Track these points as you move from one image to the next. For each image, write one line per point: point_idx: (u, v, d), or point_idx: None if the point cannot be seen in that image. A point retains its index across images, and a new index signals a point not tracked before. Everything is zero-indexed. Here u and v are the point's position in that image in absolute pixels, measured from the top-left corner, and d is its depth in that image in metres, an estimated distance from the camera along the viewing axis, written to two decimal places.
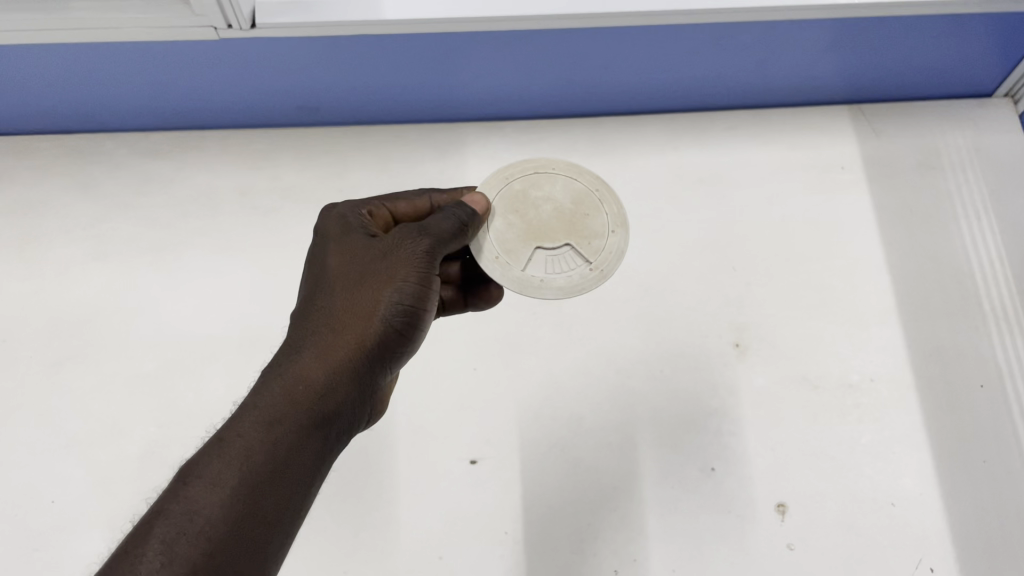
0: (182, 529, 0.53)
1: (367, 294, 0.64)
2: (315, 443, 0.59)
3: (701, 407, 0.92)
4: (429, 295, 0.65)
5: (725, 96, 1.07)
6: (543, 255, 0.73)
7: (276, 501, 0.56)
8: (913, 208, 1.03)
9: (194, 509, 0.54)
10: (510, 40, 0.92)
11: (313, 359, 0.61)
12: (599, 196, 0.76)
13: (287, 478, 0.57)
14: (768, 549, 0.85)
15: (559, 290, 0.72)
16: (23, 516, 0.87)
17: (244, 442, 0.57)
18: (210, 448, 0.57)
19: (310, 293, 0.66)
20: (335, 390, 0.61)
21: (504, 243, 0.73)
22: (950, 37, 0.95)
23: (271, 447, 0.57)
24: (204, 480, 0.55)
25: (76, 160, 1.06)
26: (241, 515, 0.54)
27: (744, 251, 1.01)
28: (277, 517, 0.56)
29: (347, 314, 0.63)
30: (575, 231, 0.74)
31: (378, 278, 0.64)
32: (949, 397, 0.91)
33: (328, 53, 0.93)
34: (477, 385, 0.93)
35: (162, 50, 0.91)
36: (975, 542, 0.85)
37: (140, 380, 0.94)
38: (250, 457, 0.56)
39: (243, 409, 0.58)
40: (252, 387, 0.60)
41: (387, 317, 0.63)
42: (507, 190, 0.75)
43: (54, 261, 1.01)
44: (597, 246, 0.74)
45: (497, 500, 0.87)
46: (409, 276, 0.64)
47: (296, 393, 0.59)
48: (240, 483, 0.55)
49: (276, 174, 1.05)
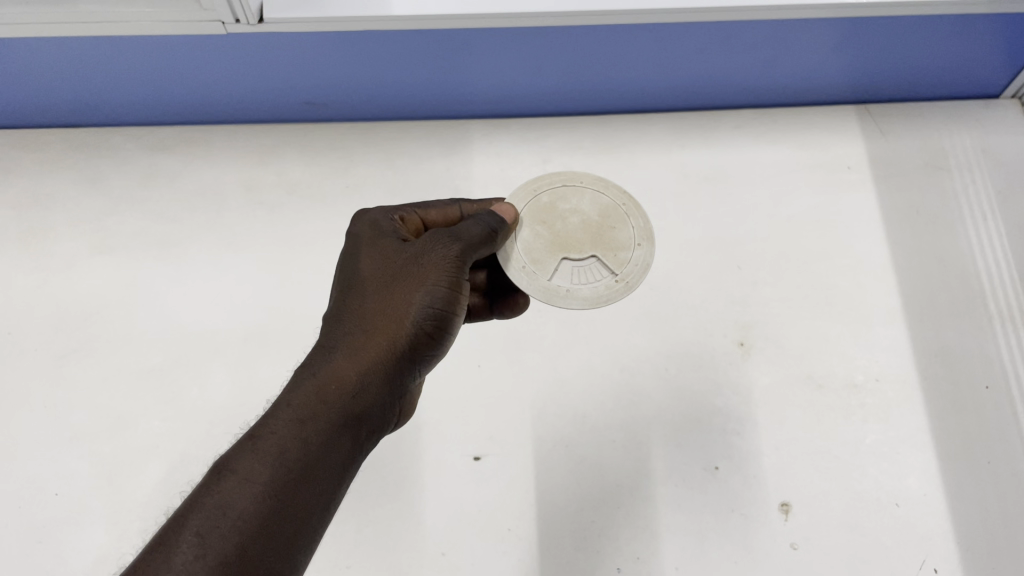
0: (215, 522, 0.53)
1: (398, 298, 0.64)
2: (346, 442, 0.59)
3: (707, 406, 0.92)
4: (458, 299, 0.65)
5: (734, 94, 1.07)
6: (569, 265, 0.73)
7: (307, 497, 0.56)
8: (921, 209, 1.03)
9: (227, 503, 0.54)
10: (520, 37, 0.92)
11: (346, 359, 0.61)
12: (625, 210, 0.76)
13: (318, 476, 0.57)
14: (773, 549, 0.85)
15: (584, 300, 0.71)
16: (28, 508, 0.87)
17: (278, 438, 0.57)
18: (243, 444, 0.57)
19: (342, 296, 0.66)
20: (365, 390, 0.61)
21: (530, 253, 0.73)
22: (962, 37, 0.94)
23: (304, 445, 0.57)
24: (238, 476, 0.55)
25: (83, 153, 1.06)
26: (272, 511, 0.54)
27: (751, 250, 1.01)
28: (307, 514, 0.56)
29: (379, 316, 0.63)
30: (601, 243, 0.74)
31: (409, 282, 0.64)
32: (955, 398, 0.92)
33: (338, 48, 0.92)
34: (484, 382, 0.94)
35: (170, 43, 0.90)
36: (980, 543, 0.85)
37: (147, 374, 0.94)
38: (283, 454, 0.56)
39: (277, 407, 0.58)
40: (285, 386, 0.61)
41: (418, 319, 0.63)
42: (535, 203, 0.75)
43: (61, 254, 1.01)
44: (623, 258, 0.74)
45: (503, 497, 0.88)
46: (440, 278, 0.64)
47: (329, 392, 0.60)
48: (272, 479, 0.55)
49: (283, 170, 1.05)
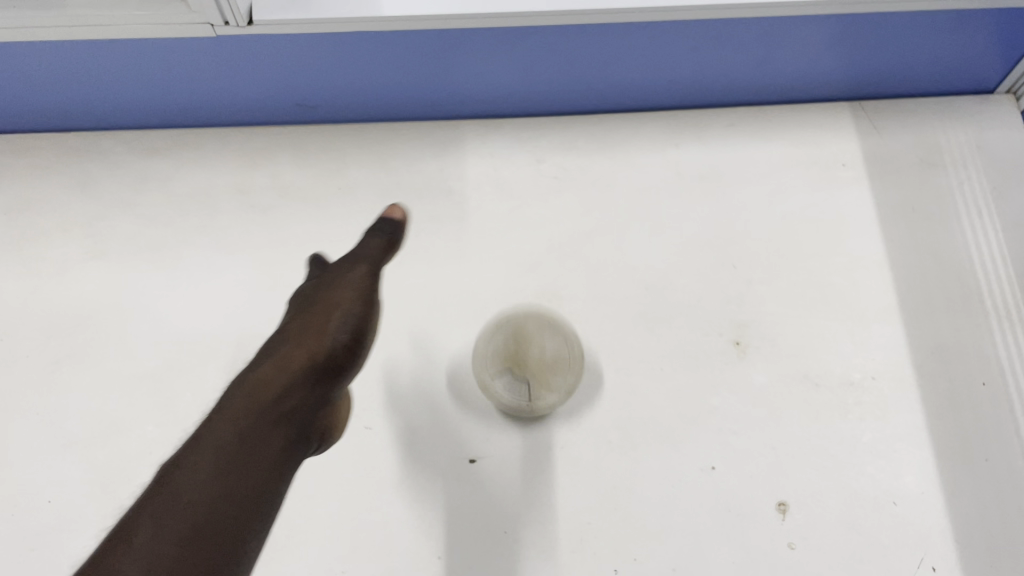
0: (169, 507, 0.57)
1: (319, 322, 0.73)
2: (280, 439, 0.65)
3: (701, 405, 0.92)
4: (371, 312, 0.76)
5: (726, 92, 1.07)
6: (505, 369, 0.92)
7: (251, 485, 0.60)
8: (915, 206, 1.02)
9: (179, 492, 0.58)
10: (511, 36, 0.92)
11: (271, 372, 0.68)
12: (568, 372, 0.90)
13: (257, 465, 0.62)
14: (769, 548, 0.85)
15: (498, 403, 0.90)
16: (22, 515, 0.87)
17: (218, 437, 0.62)
18: (187, 447, 0.62)
19: (271, 340, 0.74)
20: (292, 392, 0.68)
21: (484, 355, 0.92)
22: (956, 31, 0.94)
23: (241, 441, 0.62)
24: (185, 470, 0.59)
25: (73, 158, 1.06)
26: (222, 497, 0.58)
27: (746, 249, 1.00)
28: (252, 499, 0.60)
29: (301, 335, 0.73)
30: (540, 373, 0.91)
31: (314, 301, 0.76)
32: (952, 395, 0.91)
33: (328, 48, 0.92)
34: (478, 384, 0.93)
35: (160, 46, 0.90)
36: (977, 542, 0.84)
37: (140, 379, 0.94)
38: (222, 447, 0.61)
39: (215, 416, 0.64)
40: (218, 403, 0.67)
41: (334, 328, 0.73)
42: (513, 334, 0.92)
43: (52, 260, 1.01)
44: (545, 391, 0.91)
45: (498, 499, 0.87)
46: (358, 290, 0.76)
47: (260, 394, 0.66)
48: (215, 468, 0.60)
49: (275, 172, 1.05)
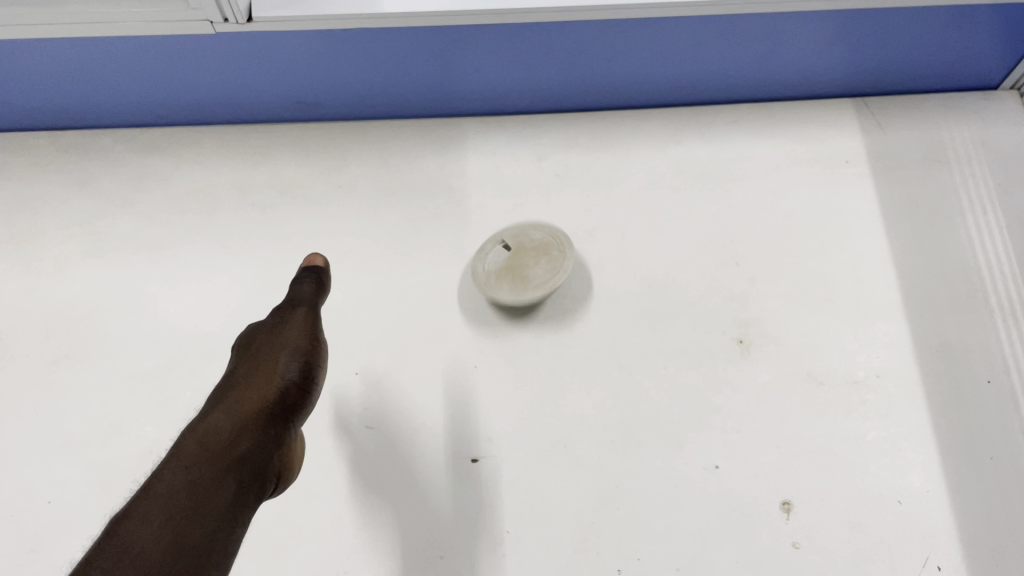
0: (120, 556, 0.60)
1: (267, 367, 0.80)
2: (235, 479, 0.70)
3: (705, 403, 0.91)
4: (317, 354, 0.83)
5: (728, 89, 1.06)
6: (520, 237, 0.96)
7: (205, 528, 0.64)
8: (919, 202, 1.02)
9: (130, 541, 0.62)
10: (512, 33, 0.91)
11: (220, 420, 0.74)
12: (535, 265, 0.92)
13: (210, 506, 0.66)
14: (774, 548, 0.84)
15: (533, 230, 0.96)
16: (21, 516, 0.86)
17: (169, 485, 0.66)
18: (138, 497, 0.66)
19: (222, 389, 0.80)
20: (245, 435, 0.73)
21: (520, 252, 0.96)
22: (959, 27, 0.93)
23: (193, 486, 0.67)
24: (135, 519, 0.63)
25: (72, 156, 1.05)
26: (173, 542, 0.62)
27: (749, 246, 1.00)
28: (206, 541, 0.64)
29: (249, 384, 0.79)
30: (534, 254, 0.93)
31: (266, 348, 0.83)
32: (956, 393, 0.91)
33: (328, 46, 0.91)
34: (480, 383, 0.92)
35: (159, 43, 0.89)
36: (983, 541, 0.84)
37: (140, 379, 0.93)
38: (174, 495, 0.66)
39: (165, 465, 0.69)
40: (169, 452, 0.71)
41: (284, 372, 0.80)
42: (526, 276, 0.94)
43: (51, 259, 1.00)
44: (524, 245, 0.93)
45: (500, 498, 0.87)
46: (301, 333, 0.84)
47: (210, 441, 0.72)
48: (166, 516, 0.64)
49: (275, 171, 1.04)
